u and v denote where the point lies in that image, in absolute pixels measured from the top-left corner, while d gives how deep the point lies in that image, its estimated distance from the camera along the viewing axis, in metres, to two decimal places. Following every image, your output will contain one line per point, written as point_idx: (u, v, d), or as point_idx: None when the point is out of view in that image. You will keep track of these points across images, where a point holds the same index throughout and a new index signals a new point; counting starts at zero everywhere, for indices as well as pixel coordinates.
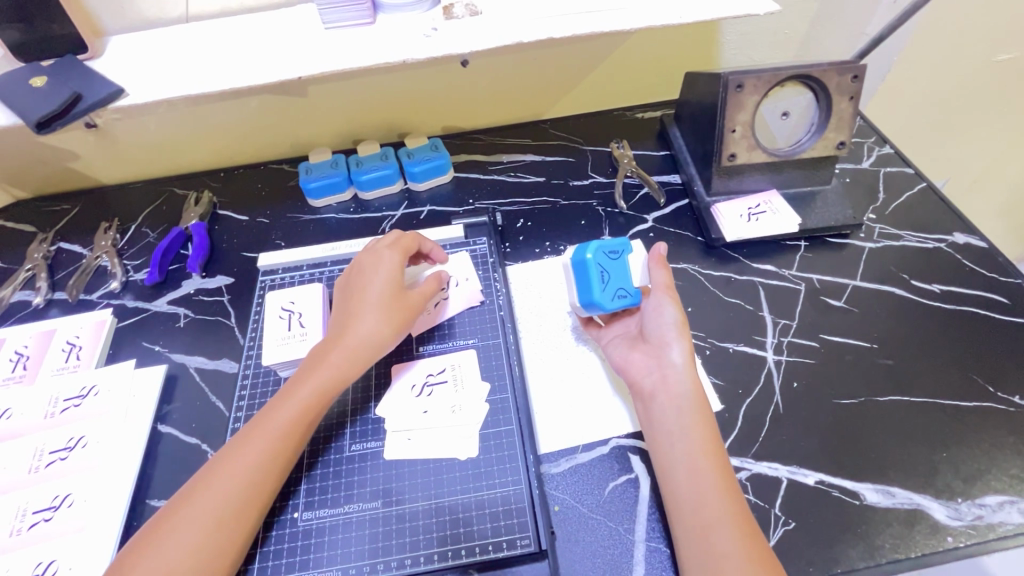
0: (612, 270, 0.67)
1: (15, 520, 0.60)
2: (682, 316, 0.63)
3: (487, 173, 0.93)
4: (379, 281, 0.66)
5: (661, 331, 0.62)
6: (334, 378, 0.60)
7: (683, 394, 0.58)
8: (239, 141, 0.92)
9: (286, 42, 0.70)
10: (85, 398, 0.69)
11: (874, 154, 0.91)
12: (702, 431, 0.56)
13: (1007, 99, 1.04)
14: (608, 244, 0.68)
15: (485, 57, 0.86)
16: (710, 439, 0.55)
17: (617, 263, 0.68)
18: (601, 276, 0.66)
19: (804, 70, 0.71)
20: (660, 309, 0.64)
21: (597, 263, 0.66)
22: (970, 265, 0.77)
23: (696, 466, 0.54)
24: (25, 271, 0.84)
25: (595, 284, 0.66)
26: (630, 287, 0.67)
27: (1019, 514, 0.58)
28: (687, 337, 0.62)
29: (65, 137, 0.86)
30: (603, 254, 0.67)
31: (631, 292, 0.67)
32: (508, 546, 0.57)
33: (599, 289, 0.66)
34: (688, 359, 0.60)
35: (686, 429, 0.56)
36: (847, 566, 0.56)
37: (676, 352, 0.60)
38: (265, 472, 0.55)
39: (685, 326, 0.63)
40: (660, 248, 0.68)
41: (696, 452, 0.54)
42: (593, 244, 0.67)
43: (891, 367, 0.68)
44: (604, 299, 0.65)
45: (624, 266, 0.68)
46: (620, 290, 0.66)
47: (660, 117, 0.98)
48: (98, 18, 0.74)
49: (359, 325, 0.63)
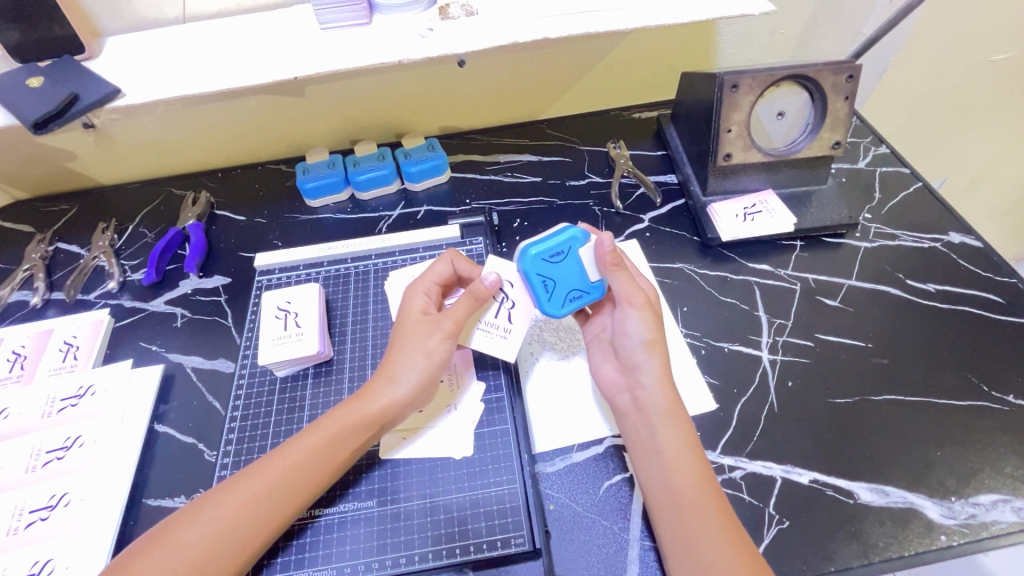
0: (556, 274, 0.61)
1: (12, 520, 0.60)
2: (649, 331, 0.60)
3: (484, 173, 0.93)
4: (414, 318, 0.62)
5: (631, 346, 0.60)
6: (365, 417, 0.58)
7: (659, 411, 0.57)
8: (236, 141, 0.93)
9: (283, 42, 0.70)
10: (82, 398, 0.69)
11: (869, 154, 0.91)
12: (680, 447, 0.55)
13: (1004, 99, 1.04)
14: (545, 247, 0.60)
15: (481, 58, 0.86)
16: (691, 455, 0.55)
17: (563, 263, 0.61)
18: (545, 286, 0.61)
19: (799, 70, 0.71)
20: (627, 323, 0.60)
21: (534, 276, 0.60)
22: (966, 265, 0.77)
23: (679, 482, 0.53)
24: (23, 272, 0.84)
25: (540, 298, 0.61)
26: (585, 283, 0.61)
27: (1013, 512, 0.58)
28: (659, 352, 0.60)
29: (63, 137, 0.87)
30: (543, 260, 0.60)
31: (587, 288, 0.62)
32: (503, 545, 0.58)
33: (546, 300, 0.61)
34: (662, 374, 0.59)
35: (662, 449, 0.55)
36: (841, 565, 0.56)
37: (647, 369, 0.59)
38: (276, 502, 0.54)
39: (656, 340, 0.60)
40: (606, 243, 0.59)
41: (677, 468, 0.54)
42: (527, 254, 0.60)
43: (886, 366, 0.69)
44: (555, 308, 0.62)
45: (573, 263, 0.61)
46: (572, 292, 0.61)
47: (656, 117, 0.98)
48: (95, 19, 0.74)
49: (398, 365, 0.60)
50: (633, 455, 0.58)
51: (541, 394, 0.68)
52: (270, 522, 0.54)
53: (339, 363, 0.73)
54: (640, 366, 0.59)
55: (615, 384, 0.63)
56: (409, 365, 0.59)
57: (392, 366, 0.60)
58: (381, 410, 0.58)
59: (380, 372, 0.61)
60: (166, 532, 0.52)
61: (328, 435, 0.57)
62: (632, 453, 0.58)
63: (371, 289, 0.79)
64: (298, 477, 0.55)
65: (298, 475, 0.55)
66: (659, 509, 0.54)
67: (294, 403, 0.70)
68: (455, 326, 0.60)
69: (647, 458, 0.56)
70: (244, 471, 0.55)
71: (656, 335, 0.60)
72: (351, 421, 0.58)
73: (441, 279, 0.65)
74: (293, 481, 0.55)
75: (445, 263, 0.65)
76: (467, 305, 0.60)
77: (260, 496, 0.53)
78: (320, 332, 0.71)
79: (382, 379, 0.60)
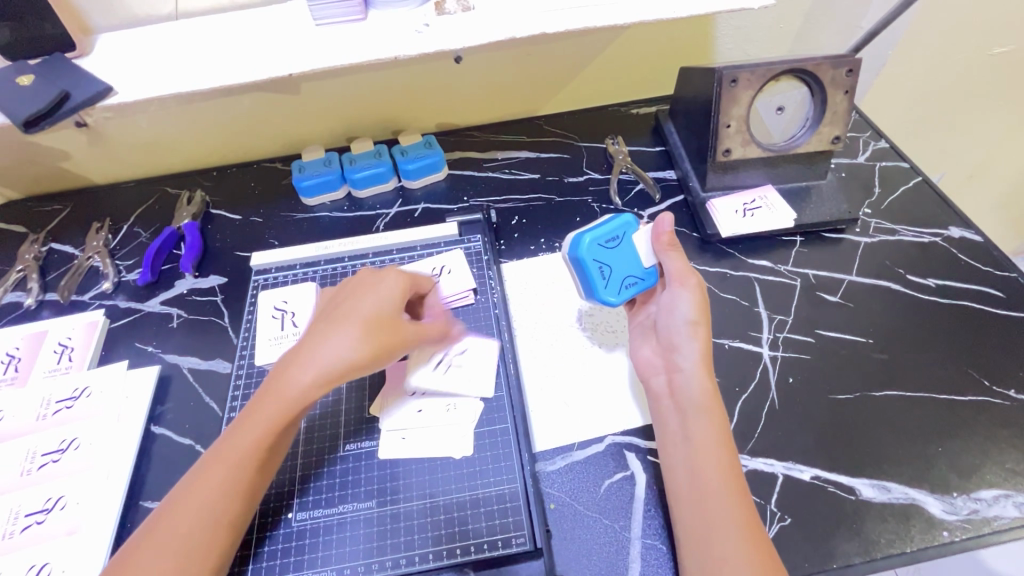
0: (613, 261, 0.64)
1: (8, 523, 0.60)
2: (695, 311, 0.60)
3: (482, 170, 0.92)
4: (370, 296, 0.60)
5: (675, 326, 0.61)
6: (307, 394, 0.55)
7: (691, 397, 0.57)
8: (231, 140, 0.92)
9: (277, 39, 0.69)
10: (77, 400, 0.69)
11: (869, 149, 0.91)
12: (710, 436, 0.54)
13: (1003, 92, 1.03)
14: (601, 233, 0.64)
15: (478, 53, 0.85)
16: (718, 445, 0.54)
17: (615, 250, 0.65)
18: (603, 272, 0.64)
19: (798, 64, 0.71)
20: (676, 302, 0.61)
21: (593, 262, 0.64)
22: (966, 260, 0.76)
23: (702, 469, 0.53)
24: (16, 272, 0.83)
25: (597, 284, 0.64)
26: (641, 270, 0.65)
27: (1015, 507, 0.58)
28: (701, 334, 0.59)
29: (55, 137, 0.86)
30: (599, 246, 0.64)
31: (641, 273, 0.65)
32: (504, 544, 0.57)
33: (603, 286, 0.64)
34: (702, 358, 0.59)
35: (693, 435, 0.55)
36: (843, 561, 0.56)
37: (687, 351, 0.59)
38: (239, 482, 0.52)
39: (700, 321, 0.60)
40: (666, 223, 0.64)
41: (702, 455, 0.53)
42: (584, 241, 0.64)
43: (886, 362, 0.68)
44: (612, 295, 0.64)
45: (627, 248, 0.65)
46: (628, 277, 0.64)
47: (655, 112, 0.97)
48: (86, 16, 0.73)
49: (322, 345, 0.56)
50: (662, 442, 0.58)
51: (541, 392, 0.68)
52: (232, 507, 0.52)
53: None
54: (680, 346, 0.60)
55: (653, 367, 0.63)
56: (331, 348, 0.56)
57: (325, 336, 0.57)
58: (318, 377, 0.55)
59: (313, 337, 0.58)
60: (157, 522, 0.50)
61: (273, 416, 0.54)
62: (664, 437, 0.58)
63: None
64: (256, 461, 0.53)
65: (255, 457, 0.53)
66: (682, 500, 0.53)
67: None
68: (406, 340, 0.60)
69: (677, 444, 0.56)
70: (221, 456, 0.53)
71: (702, 317, 0.60)
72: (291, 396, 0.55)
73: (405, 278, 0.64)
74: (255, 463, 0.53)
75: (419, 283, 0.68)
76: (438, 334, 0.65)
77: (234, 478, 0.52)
78: None
79: (315, 342, 0.57)
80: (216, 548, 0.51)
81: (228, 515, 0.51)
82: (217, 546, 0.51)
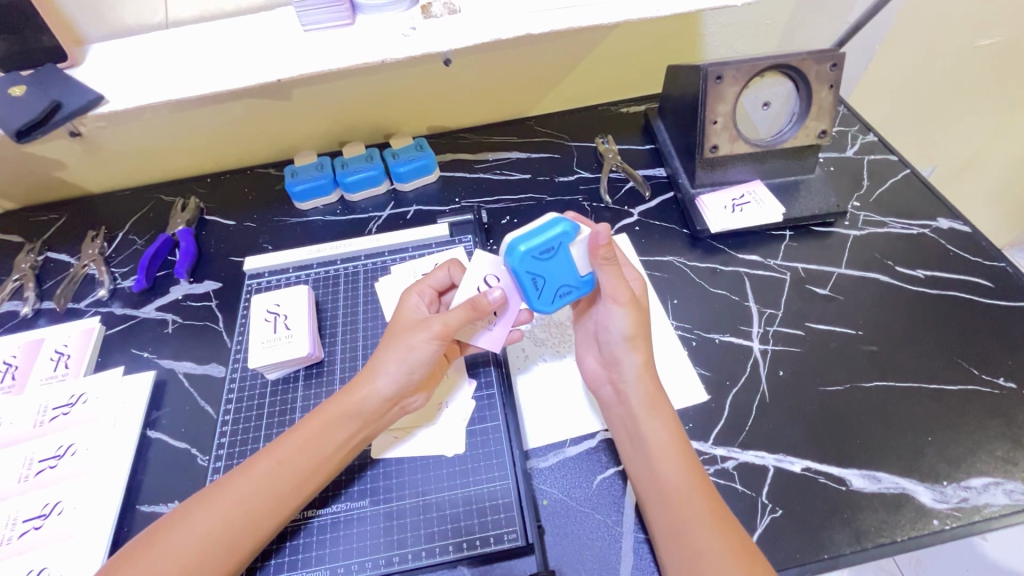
0: (546, 271, 0.58)
1: (6, 529, 0.60)
2: (631, 325, 0.59)
3: (473, 171, 0.93)
4: (411, 314, 0.63)
5: (613, 341, 0.60)
6: (338, 412, 0.58)
7: (639, 404, 0.57)
8: (225, 147, 0.93)
9: (266, 45, 0.70)
10: (73, 406, 0.69)
11: (857, 142, 0.91)
12: (663, 439, 0.55)
13: (992, 84, 1.04)
14: (534, 244, 0.56)
15: (466, 55, 0.86)
16: (674, 447, 0.55)
17: (553, 259, 0.58)
18: (536, 284, 0.58)
19: (782, 60, 0.72)
20: (609, 318, 0.60)
21: (525, 274, 0.57)
22: (954, 250, 0.77)
23: (660, 472, 0.53)
24: (13, 282, 0.84)
25: (529, 296, 0.59)
26: (575, 279, 0.59)
27: (1005, 495, 0.58)
28: (641, 346, 0.59)
29: (50, 146, 0.87)
30: (534, 257, 0.57)
31: (577, 283, 0.60)
32: (496, 540, 0.58)
33: (536, 297, 0.59)
34: (643, 367, 0.59)
35: (648, 443, 0.55)
36: (835, 552, 0.56)
37: (628, 363, 0.59)
38: (275, 496, 0.54)
39: (637, 333, 0.60)
40: (602, 236, 0.57)
41: (660, 458, 0.54)
42: (517, 252, 0.56)
43: (876, 353, 0.69)
44: (545, 305, 0.60)
45: (564, 257, 0.58)
46: (563, 288, 0.59)
47: (644, 110, 0.98)
48: (78, 26, 0.74)
49: (384, 359, 0.59)
50: (622, 450, 0.59)
51: (533, 390, 0.68)
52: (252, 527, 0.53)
53: (330, 364, 0.72)
54: (621, 361, 0.60)
55: (600, 377, 0.64)
56: (392, 359, 0.59)
57: (376, 362, 0.60)
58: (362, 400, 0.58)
59: (365, 368, 0.61)
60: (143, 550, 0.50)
61: (307, 433, 0.57)
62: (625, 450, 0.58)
63: (361, 290, 0.79)
64: (281, 479, 0.55)
65: (285, 472, 0.55)
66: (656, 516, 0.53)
67: (286, 405, 0.70)
68: (444, 330, 0.58)
69: (635, 451, 0.57)
70: (213, 488, 0.54)
71: (641, 327, 0.60)
72: (340, 410, 0.58)
73: (439, 286, 0.66)
74: (272, 484, 0.54)
75: (443, 271, 0.66)
76: (465, 314, 0.59)
77: (257, 491, 0.54)
78: (311, 333, 0.71)
79: (367, 372, 0.60)
80: (223, 560, 0.51)
81: (244, 527, 0.53)
82: (232, 556, 0.52)
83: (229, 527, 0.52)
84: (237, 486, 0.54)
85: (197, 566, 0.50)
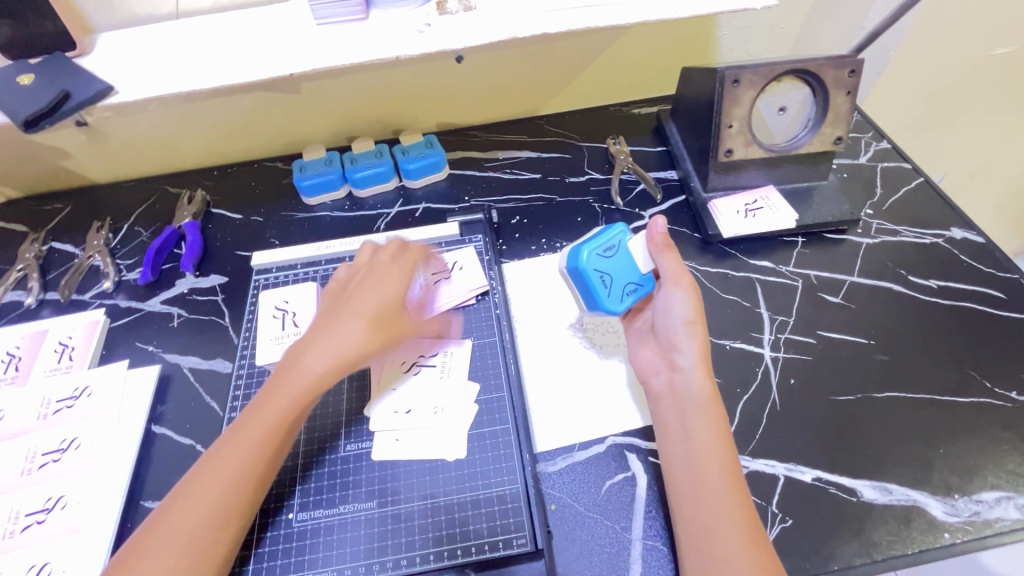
0: (610, 270, 0.64)
1: (9, 522, 0.60)
2: (691, 311, 0.61)
3: (483, 170, 0.92)
4: (374, 296, 0.62)
5: (672, 327, 0.61)
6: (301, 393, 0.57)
7: (692, 396, 0.57)
8: (233, 140, 0.92)
9: (279, 37, 0.69)
10: (78, 399, 0.69)
11: (871, 149, 0.90)
12: (710, 434, 0.54)
13: (1006, 93, 1.03)
14: (596, 245, 0.64)
15: (479, 52, 0.85)
16: (719, 442, 0.54)
17: (614, 258, 0.65)
18: (605, 281, 0.64)
19: (800, 65, 0.71)
20: (671, 302, 0.62)
21: (593, 272, 0.63)
22: (967, 260, 0.76)
23: (702, 467, 0.53)
24: (17, 272, 0.83)
25: (600, 293, 0.63)
26: (638, 275, 0.65)
27: (1016, 509, 0.58)
28: (698, 333, 0.60)
29: (55, 136, 0.86)
30: (598, 257, 0.64)
31: (639, 279, 0.65)
32: (505, 545, 0.57)
33: (607, 295, 0.64)
34: (700, 356, 0.59)
35: (693, 434, 0.55)
36: (844, 563, 0.56)
37: (685, 350, 0.60)
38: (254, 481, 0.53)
39: (696, 322, 0.61)
40: (659, 226, 0.65)
41: (702, 454, 0.54)
42: (580, 253, 0.63)
43: (887, 363, 0.68)
44: (616, 303, 0.64)
45: (624, 255, 0.65)
46: (629, 285, 0.64)
47: (657, 112, 0.97)
48: (88, 14, 0.73)
49: (332, 334, 0.59)
50: (662, 440, 0.58)
51: (542, 393, 0.68)
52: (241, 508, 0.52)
53: None
54: (679, 347, 0.60)
55: (653, 367, 0.63)
56: (339, 334, 0.59)
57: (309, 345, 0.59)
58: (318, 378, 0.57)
59: (314, 339, 0.59)
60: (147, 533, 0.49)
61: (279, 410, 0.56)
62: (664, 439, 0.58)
63: None
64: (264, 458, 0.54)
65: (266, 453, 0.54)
66: (685, 512, 0.52)
67: None
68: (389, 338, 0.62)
69: (677, 442, 0.56)
70: (206, 464, 0.53)
71: (697, 317, 0.61)
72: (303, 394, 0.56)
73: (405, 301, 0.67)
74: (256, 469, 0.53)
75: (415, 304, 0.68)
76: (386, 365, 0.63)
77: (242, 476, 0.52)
78: None
79: (315, 344, 0.59)
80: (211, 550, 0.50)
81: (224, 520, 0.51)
82: (217, 545, 0.50)
83: (219, 513, 0.51)
84: (228, 470, 0.52)
85: (188, 559, 0.48)
